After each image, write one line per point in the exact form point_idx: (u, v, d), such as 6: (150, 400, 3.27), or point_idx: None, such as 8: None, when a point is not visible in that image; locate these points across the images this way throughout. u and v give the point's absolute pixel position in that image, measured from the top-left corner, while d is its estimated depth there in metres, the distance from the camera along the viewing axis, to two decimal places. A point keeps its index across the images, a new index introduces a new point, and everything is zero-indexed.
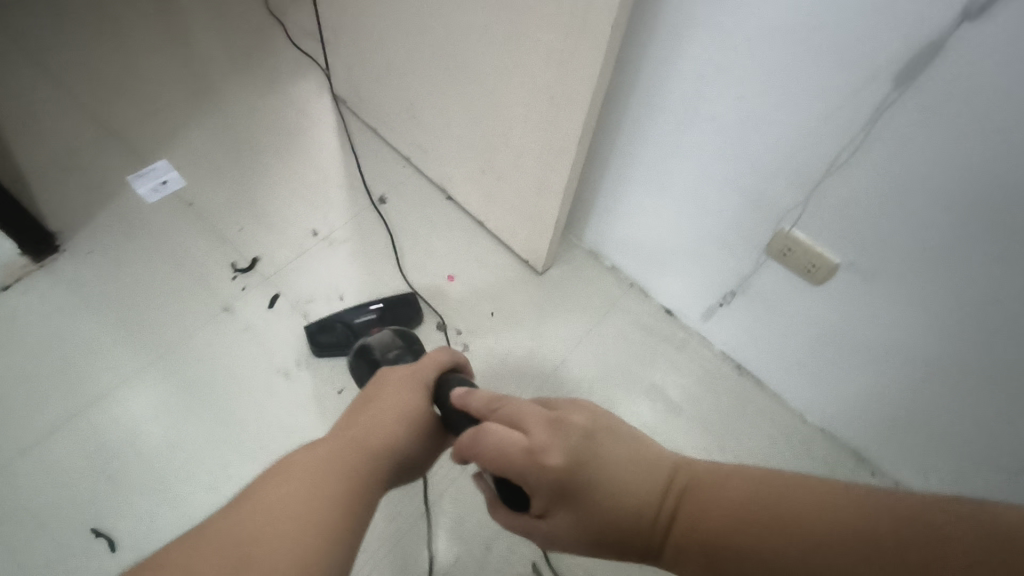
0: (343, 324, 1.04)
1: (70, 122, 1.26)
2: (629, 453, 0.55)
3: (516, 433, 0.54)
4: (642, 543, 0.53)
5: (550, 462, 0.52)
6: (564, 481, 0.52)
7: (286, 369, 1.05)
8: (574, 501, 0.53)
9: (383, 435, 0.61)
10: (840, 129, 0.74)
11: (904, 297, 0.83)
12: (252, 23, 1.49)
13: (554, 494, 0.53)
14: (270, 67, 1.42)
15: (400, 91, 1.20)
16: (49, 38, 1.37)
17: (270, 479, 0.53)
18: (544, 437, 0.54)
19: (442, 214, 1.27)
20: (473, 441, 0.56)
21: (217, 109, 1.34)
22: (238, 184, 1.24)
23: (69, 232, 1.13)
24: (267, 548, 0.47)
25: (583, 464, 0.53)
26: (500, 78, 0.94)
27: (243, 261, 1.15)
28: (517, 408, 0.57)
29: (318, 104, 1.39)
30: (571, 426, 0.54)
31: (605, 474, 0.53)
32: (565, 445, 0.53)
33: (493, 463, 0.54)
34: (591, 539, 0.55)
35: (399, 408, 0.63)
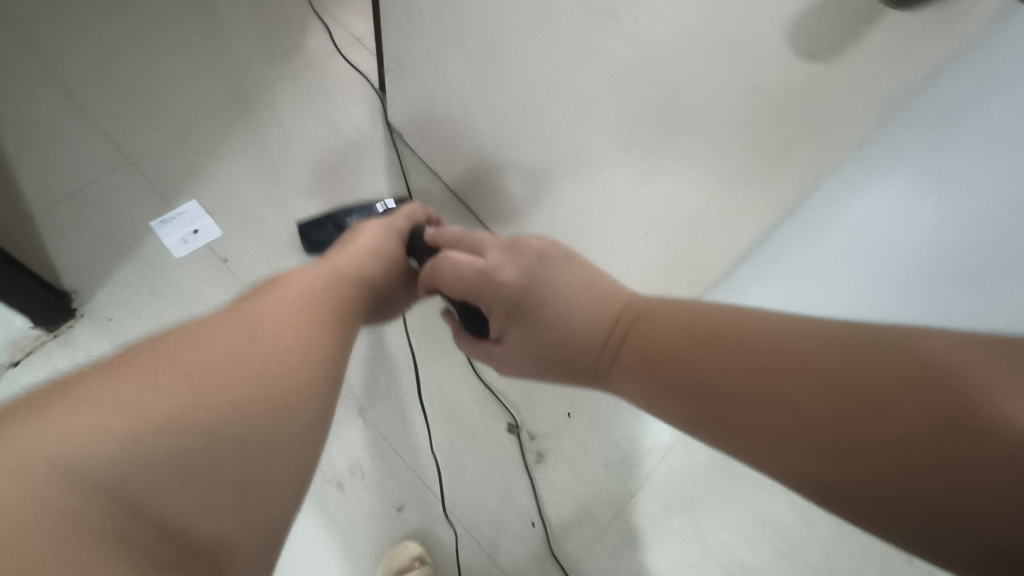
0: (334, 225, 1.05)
1: (82, 147, 1.07)
2: (579, 277, 0.55)
3: (470, 258, 0.61)
4: (593, 356, 0.52)
5: (496, 275, 0.58)
6: (519, 297, 0.56)
7: (340, 480, 0.94)
8: (521, 316, 0.56)
9: (361, 266, 0.64)
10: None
11: None
12: (291, 22, 1.26)
13: (507, 310, 0.57)
14: (313, 83, 1.21)
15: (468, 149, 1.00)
16: (51, 28, 1.15)
17: (254, 298, 0.51)
18: (497, 258, 0.59)
19: None
20: (436, 269, 0.63)
21: (253, 135, 1.15)
22: (281, 237, 1.08)
23: (86, 293, 0.98)
24: (268, 354, 0.44)
25: (528, 279, 0.56)
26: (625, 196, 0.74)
27: None
28: (476, 241, 0.64)
29: (369, 135, 1.19)
30: (525, 244, 0.58)
31: (554, 290, 0.54)
32: (517, 266, 0.57)
33: (454, 283, 0.61)
34: (539, 363, 0.57)
35: (376, 249, 0.67)
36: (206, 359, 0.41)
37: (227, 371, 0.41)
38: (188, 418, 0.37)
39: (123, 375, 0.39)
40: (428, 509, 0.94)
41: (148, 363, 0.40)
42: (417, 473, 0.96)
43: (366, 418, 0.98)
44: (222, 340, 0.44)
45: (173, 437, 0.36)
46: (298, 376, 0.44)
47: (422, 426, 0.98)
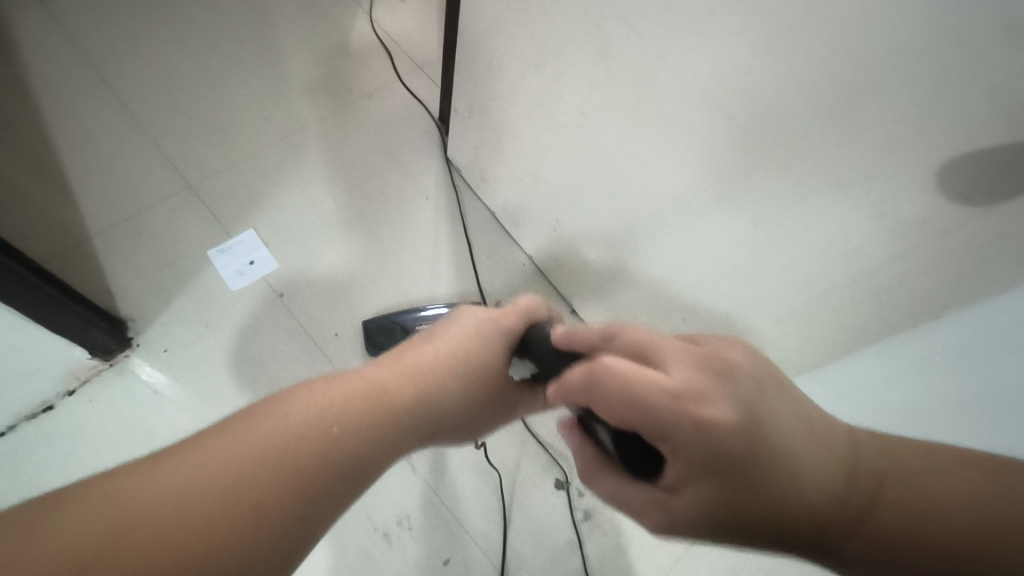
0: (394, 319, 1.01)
1: (147, 171, 1.08)
2: (809, 424, 0.41)
3: (655, 372, 0.41)
4: (839, 524, 0.39)
5: (712, 416, 0.39)
6: (745, 447, 0.39)
7: (387, 531, 0.92)
8: (747, 474, 0.39)
9: (439, 379, 0.51)
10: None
11: None
12: (354, 47, 1.25)
13: (711, 463, 0.39)
14: (373, 111, 1.20)
15: (543, 196, 0.98)
16: (119, 47, 1.16)
17: (281, 398, 0.46)
18: (698, 378, 0.40)
19: None
20: (585, 379, 0.42)
21: (312, 165, 1.14)
22: (335, 272, 1.06)
23: (143, 321, 0.97)
24: (268, 473, 0.40)
25: (755, 420, 0.39)
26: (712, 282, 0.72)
27: None
28: (642, 339, 0.44)
29: (427, 169, 1.18)
30: (733, 361, 0.42)
31: (786, 437, 0.40)
32: (730, 394, 0.40)
33: (635, 418, 0.40)
34: (744, 532, 0.40)
35: (472, 349, 0.54)
36: (207, 465, 0.39)
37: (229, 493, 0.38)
38: (177, 540, 0.36)
39: (113, 487, 0.37)
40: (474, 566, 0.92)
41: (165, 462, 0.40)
42: (463, 527, 0.94)
43: (414, 467, 0.96)
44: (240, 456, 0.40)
45: (147, 552, 0.35)
46: (288, 505, 0.40)
47: (469, 480, 0.97)
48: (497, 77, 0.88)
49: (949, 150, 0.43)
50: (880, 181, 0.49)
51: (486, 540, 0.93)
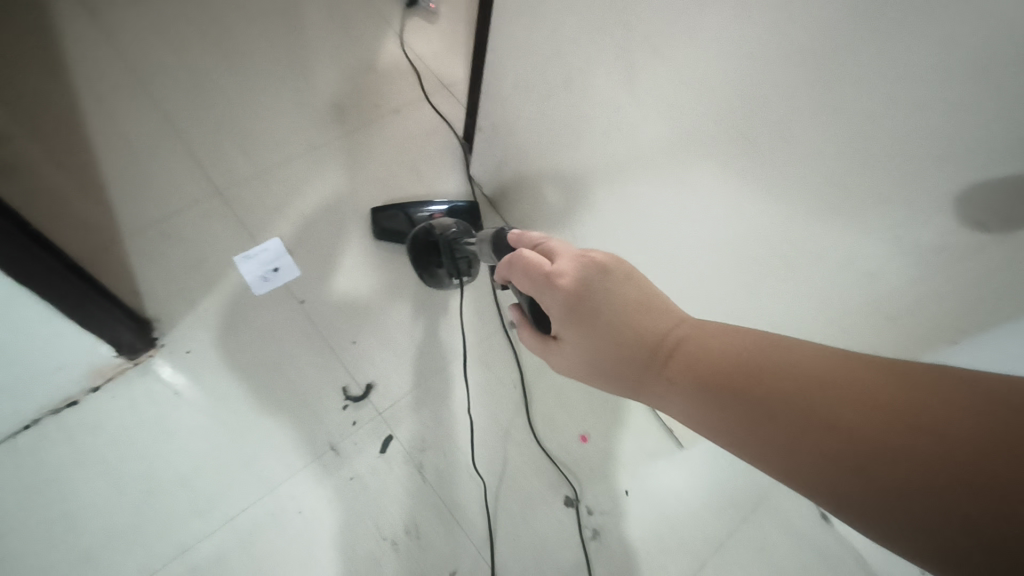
0: (404, 214, 1.10)
1: (179, 177, 1.11)
2: (641, 299, 0.55)
3: (542, 260, 0.62)
4: (638, 366, 0.53)
5: (562, 281, 0.58)
6: (576, 299, 0.57)
7: (395, 539, 0.91)
8: (584, 318, 0.56)
9: None
10: None
11: None
12: (383, 66, 1.29)
13: (565, 311, 0.58)
14: (400, 128, 1.24)
15: (564, 214, 0.99)
16: (160, 59, 1.20)
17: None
18: (562, 263, 0.60)
19: None
20: (509, 265, 0.66)
21: (338, 177, 1.17)
22: (355, 281, 1.08)
23: (168, 323, 0.99)
24: None
25: (588, 286, 0.57)
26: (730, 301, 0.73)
27: (356, 386, 1.00)
28: (553, 246, 0.64)
29: (450, 186, 1.20)
30: (592, 254, 0.59)
31: (609, 302, 0.55)
32: (579, 272, 0.58)
33: (523, 279, 0.63)
34: (595, 364, 0.57)
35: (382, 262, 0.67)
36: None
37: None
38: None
39: None
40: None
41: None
42: (473, 541, 0.93)
43: (425, 477, 0.96)
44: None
45: None
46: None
47: (480, 494, 0.96)
48: (524, 97, 0.91)
49: (975, 179, 0.44)
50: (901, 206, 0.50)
51: (495, 556, 0.93)
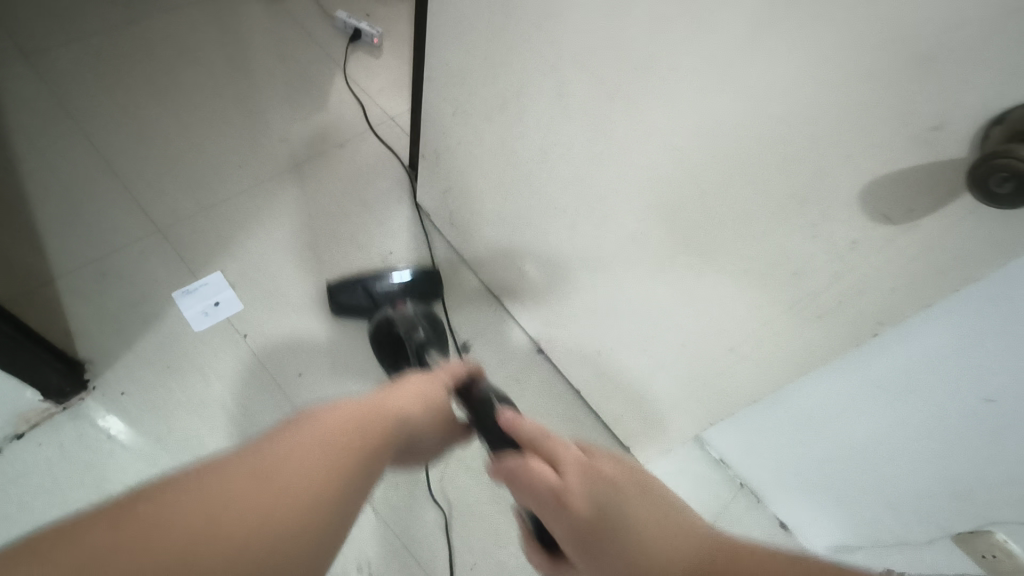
0: (364, 289, 1.03)
1: (114, 213, 1.08)
2: (681, 533, 0.43)
3: (546, 469, 0.48)
4: None
5: (574, 506, 0.45)
6: (593, 531, 0.43)
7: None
8: (605, 560, 0.43)
9: (413, 409, 0.53)
10: None
11: None
12: (329, 101, 1.30)
13: (577, 545, 0.44)
14: (345, 159, 1.24)
15: (508, 237, 1.01)
16: (95, 96, 1.18)
17: (283, 429, 0.43)
18: (573, 479, 0.46)
19: (532, 373, 1.09)
20: (504, 472, 0.50)
21: (282, 208, 1.16)
22: (301, 314, 1.06)
23: (102, 363, 0.96)
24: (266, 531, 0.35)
25: (607, 515, 0.44)
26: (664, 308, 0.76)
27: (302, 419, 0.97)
28: (557, 444, 0.49)
29: (397, 215, 1.21)
30: (602, 470, 0.47)
31: (636, 529, 0.43)
32: (599, 500, 0.44)
33: (526, 499, 0.48)
34: None
35: (414, 396, 0.55)
36: (242, 490, 0.36)
37: (259, 499, 0.36)
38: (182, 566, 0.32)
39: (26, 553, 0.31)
40: None
41: (214, 465, 0.38)
42: (427, 574, 0.90)
43: (377, 511, 0.93)
44: (265, 462, 0.38)
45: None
46: (333, 524, 0.38)
47: (433, 525, 0.94)
48: (464, 123, 0.93)
49: (874, 173, 0.46)
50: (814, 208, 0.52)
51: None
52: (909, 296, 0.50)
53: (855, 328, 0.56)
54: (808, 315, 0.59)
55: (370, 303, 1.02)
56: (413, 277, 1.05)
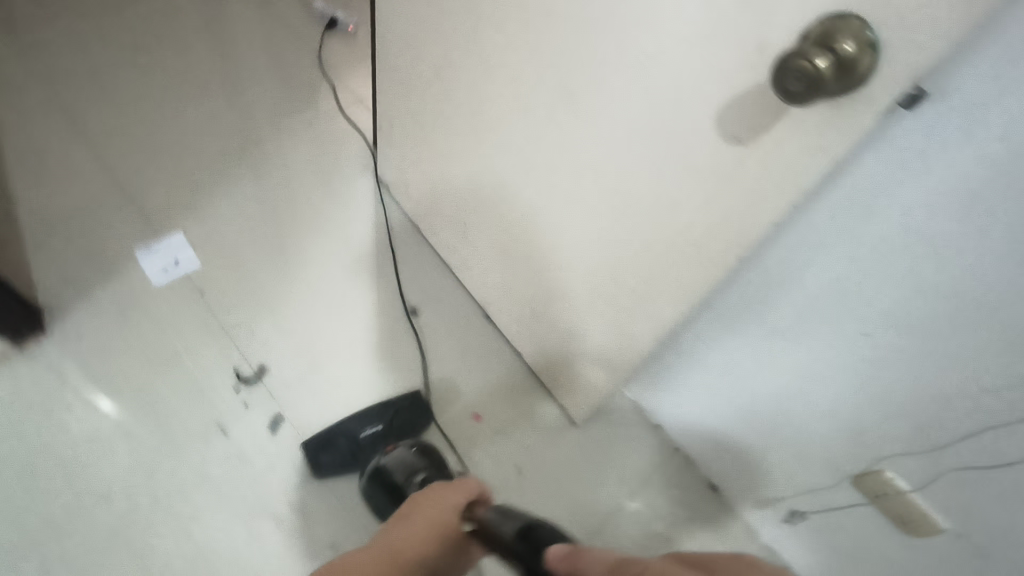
0: (345, 439, 0.98)
1: (87, 179, 1.16)
2: None
3: None
4: None
5: None
6: None
7: (278, 518, 0.94)
8: None
9: (422, 549, 0.68)
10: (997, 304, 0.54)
11: None
12: (301, 85, 1.38)
13: None
14: (312, 138, 1.32)
15: (453, 204, 1.06)
16: (82, 76, 1.29)
17: None
18: None
19: (477, 340, 1.14)
20: None
21: (247, 181, 1.24)
22: (257, 274, 1.14)
23: (63, 311, 1.02)
24: None
25: None
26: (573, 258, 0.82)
27: (247, 369, 1.04)
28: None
29: (359, 189, 1.27)
30: None
31: None
32: None
33: None
34: None
35: (436, 527, 0.71)
36: None
37: None
38: None
39: None
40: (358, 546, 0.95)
41: None
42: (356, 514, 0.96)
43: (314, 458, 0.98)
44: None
45: None
46: None
47: None
48: (409, 92, 0.99)
49: (722, 94, 0.51)
50: (668, 143, 0.58)
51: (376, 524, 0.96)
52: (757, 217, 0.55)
53: (713, 262, 0.62)
54: (688, 246, 0.63)
55: (354, 450, 0.98)
56: (391, 419, 1.01)
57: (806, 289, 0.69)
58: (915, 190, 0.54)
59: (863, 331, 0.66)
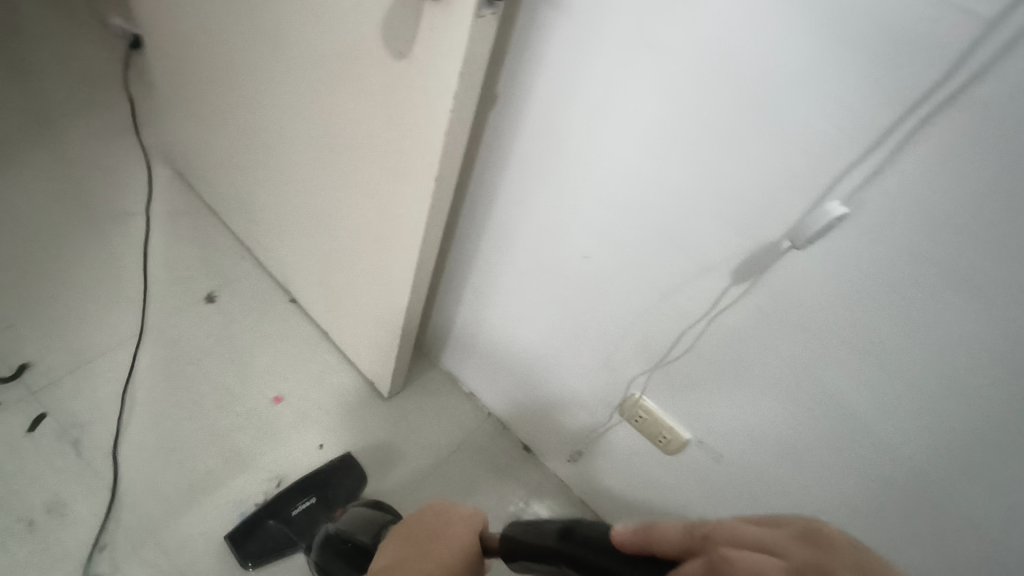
0: (275, 520, 0.91)
1: None
2: None
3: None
4: None
5: None
6: None
7: (31, 521, 0.85)
8: None
9: None
10: (682, 156, 0.58)
11: (775, 445, 0.73)
12: (92, 81, 1.33)
13: None
14: (101, 130, 1.26)
15: (233, 178, 1.05)
16: None
17: None
18: None
19: (279, 320, 1.11)
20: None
21: (18, 174, 1.16)
22: (24, 268, 1.05)
23: None
24: None
25: None
26: (331, 208, 0.84)
27: (5, 368, 0.96)
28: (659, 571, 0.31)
29: (156, 179, 1.23)
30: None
31: None
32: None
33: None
34: None
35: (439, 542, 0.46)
36: None
37: None
38: None
39: None
40: (126, 544, 0.86)
41: None
42: (128, 510, 0.88)
43: (81, 452, 0.91)
44: None
45: None
46: None
47: (143, 462, 0.93)
48: (171, 63, 0.98)
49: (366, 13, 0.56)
50: (356, 66, 0.62)
51: (149, 516, 0.89)
52: (420, 128, 0.59)
53: (414, 181, 0.65)
54: (394, 169, 0.66)
55: (289, 533, 0.91)
56: (325, 492, 0.95)
57: (539, 199, 0.73)
58: (592, 84, 0.60)
59: (591, 237, 0.72)
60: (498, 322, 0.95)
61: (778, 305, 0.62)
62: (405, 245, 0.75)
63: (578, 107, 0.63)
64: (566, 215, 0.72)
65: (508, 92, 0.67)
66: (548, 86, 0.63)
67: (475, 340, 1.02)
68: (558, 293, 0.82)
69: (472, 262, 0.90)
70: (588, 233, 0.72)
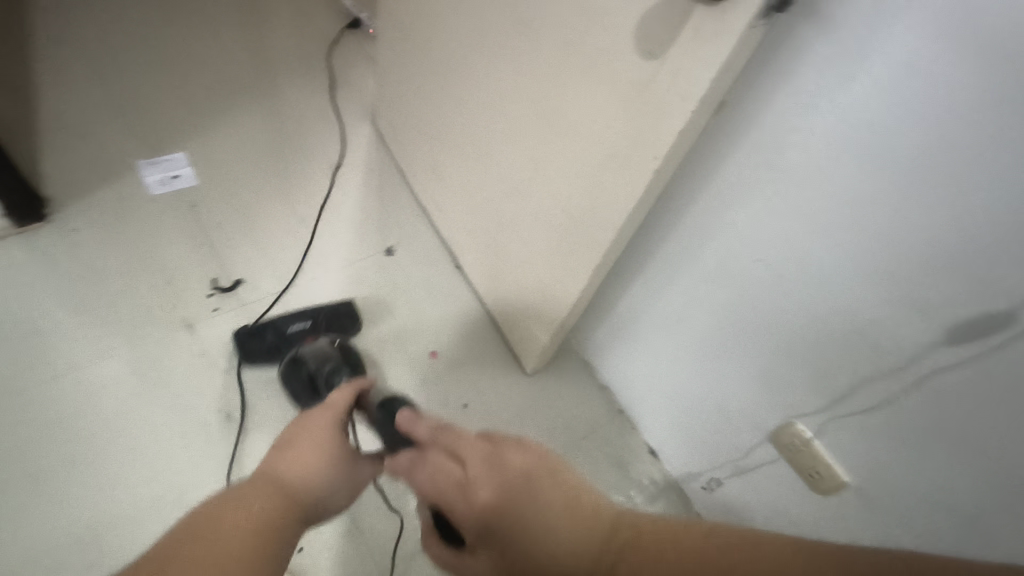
0: (274, 332, 1.04)
1: (106, 95, 1.28)
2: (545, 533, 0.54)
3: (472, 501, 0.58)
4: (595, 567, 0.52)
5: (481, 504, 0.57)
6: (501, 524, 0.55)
7: (228, 412, 0.99)
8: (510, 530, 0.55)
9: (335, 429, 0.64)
10: (926, 198, 0.56)
11: (950, 514, 0.68)
12: (321, 41, 1.49)
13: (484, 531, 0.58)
14: (321, 86, 1.41)
15: (432, 147, 1.14)
16: (125, 11, 1.42)
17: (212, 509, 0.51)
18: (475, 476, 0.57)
19: (445, 282, 1.20)
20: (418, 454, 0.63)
21: (253, 114, 1.33)
22: (247, 197, 1.22)
23: (65, 206, 1.13)
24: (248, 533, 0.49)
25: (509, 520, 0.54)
26: (526, 188, 0.89)
27: (224, 279, 1.12)
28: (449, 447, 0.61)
29: (359, 136, 1.36)
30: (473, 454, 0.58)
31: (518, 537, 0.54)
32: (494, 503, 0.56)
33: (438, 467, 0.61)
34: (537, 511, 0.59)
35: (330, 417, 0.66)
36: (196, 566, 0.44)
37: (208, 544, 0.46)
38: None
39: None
40: None
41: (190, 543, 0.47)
42: None
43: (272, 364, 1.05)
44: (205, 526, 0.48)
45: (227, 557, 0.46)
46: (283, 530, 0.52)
47: None
48: (402, 36, 1.08)
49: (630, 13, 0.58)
50: (600, 62, 0.65)
51: None
52: (652, 129, 0.61)
53: (626, 177, 0.68)
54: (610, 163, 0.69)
55: (282, 344, 1.03)
56: (319, 318, 1.07)
57: (742, 213, 0.73)
58: (840, 112, 0.59)
59: (792, 261, 0.70)
60: (659, 325, 0.95)
61: (1001, 369, 0.57)
62: (595, 235, 0.78)
63: (817, 131, 0.61)
64: (769, 234, 0.71)
65: (740, 105, 0.67)
66: (786, 100, 0.63)
67: (631, 339, 1.03)
68: (736, 309, 0.81)
69: (649, 262, 0.91)
70: (790, 255, 0.70)
